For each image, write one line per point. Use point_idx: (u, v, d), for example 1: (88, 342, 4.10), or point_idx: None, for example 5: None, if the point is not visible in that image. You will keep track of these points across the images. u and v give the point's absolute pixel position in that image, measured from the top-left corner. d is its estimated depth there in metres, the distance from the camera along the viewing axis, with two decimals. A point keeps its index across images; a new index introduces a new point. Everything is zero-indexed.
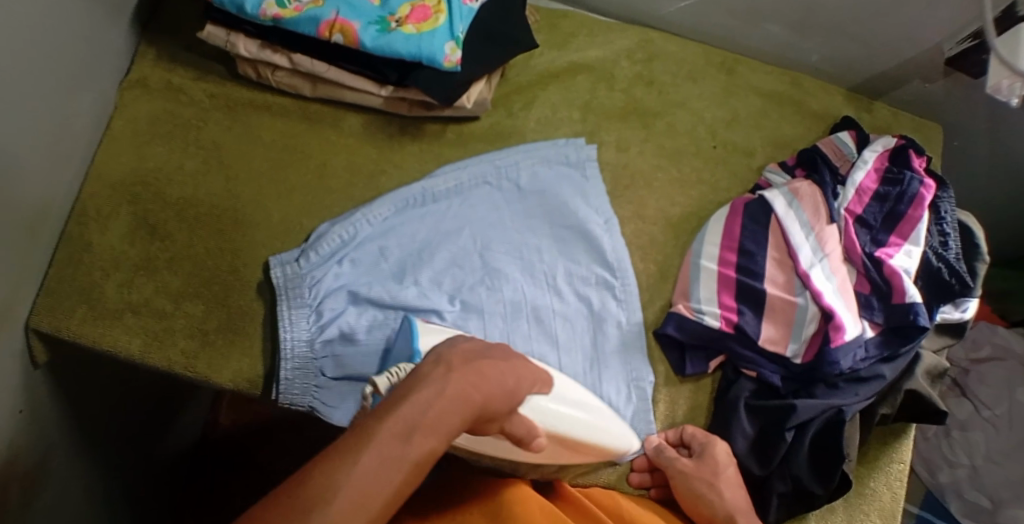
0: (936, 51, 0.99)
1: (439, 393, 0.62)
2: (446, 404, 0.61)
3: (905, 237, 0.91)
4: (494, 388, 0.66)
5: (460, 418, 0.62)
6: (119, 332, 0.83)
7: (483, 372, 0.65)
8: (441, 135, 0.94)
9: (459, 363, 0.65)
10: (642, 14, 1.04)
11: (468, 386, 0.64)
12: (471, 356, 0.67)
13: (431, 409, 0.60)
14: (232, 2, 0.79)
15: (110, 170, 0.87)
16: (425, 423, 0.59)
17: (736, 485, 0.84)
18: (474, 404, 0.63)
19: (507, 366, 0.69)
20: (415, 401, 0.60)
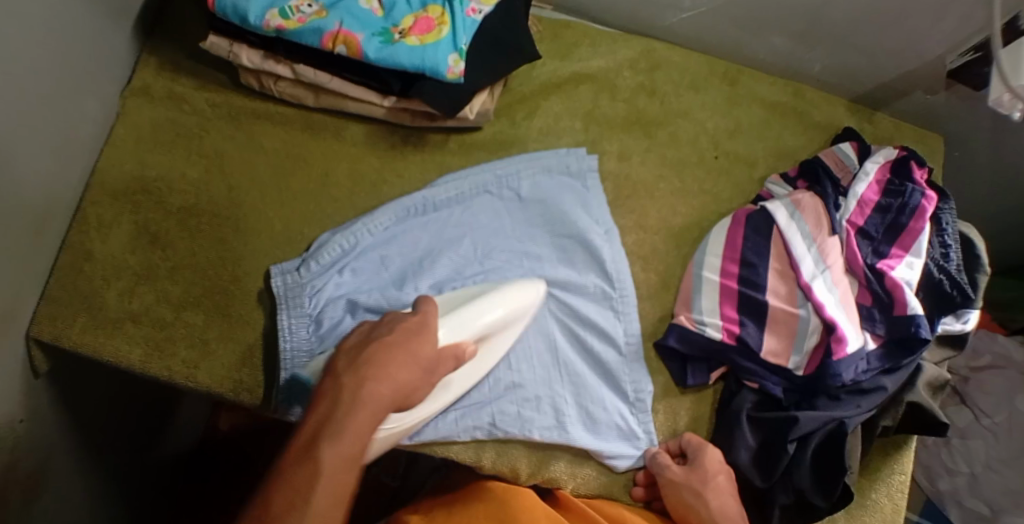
0: (939, 63, 0.99)
1: (345, 399, 0.69)
2: (346, 412, 0.69)
3: (906, 248, 0.91)
4: (387, 373, 0.72)
5: (366, 418, 0.69)
6: (120, 341, 0.83)
7: (370, 365, 0.72)
8: (444, 144, 0.94)
9: (347, 366, 0.72)
10: (645, 24, 1.04)
11: (359, 388, 0.70)
12: (360, 347, 0.73)
13: (335, 421, 0.68)
14: (236, 12, 0.79)
15: (112, 178, 0.87)
16: (335, 436, 0.67)
17: (725, 494, 0.83)
18: (379, 400, 0.70)
19: (400, 342, 0.74)
20: (318, 414, 0.69)
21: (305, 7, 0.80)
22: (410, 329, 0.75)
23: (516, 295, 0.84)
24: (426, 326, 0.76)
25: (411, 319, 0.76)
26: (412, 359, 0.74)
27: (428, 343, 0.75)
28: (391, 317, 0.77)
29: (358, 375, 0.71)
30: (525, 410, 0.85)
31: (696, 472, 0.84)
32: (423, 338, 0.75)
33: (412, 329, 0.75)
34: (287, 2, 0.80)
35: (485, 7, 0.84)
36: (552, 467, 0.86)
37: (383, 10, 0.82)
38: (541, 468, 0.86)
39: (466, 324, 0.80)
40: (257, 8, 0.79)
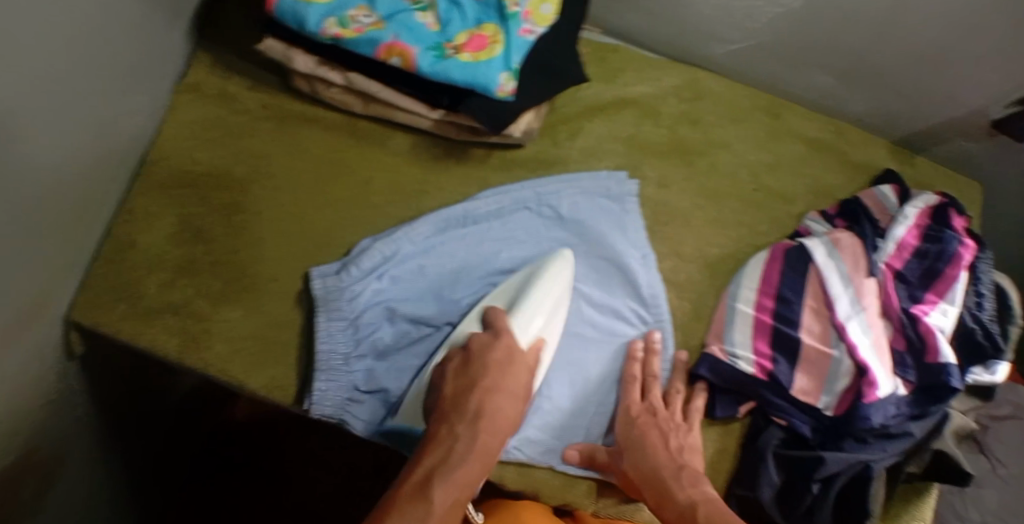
0: (984, 113, 0.99)
1: (462, 448, 0.71)
2: (460, 462, 0.70)
3: (941, 295, 0.90)
4: (497, 416, 0.73)
5: (481, 462, 0.71)
6: (156, 331, 0.83)
7: (483, 413, 0.73)
8: (486, 160, 0.94)
9: (459, 414, 0.73)
10: (691, 54, 1.05)
11: (473, 435, 0.71)
12: (463, 393, 0.75)
13: (451, 466, 0.69)
14: (294, 18, 0.81)
15: (160, 171, 0.88)
16: (449, 481, 0.68)
17: (654, 480, 0.79)
18: (491, 442, 0.72)
19: (495, 379, 0.75)
20: (432, 459, 0.70)
21: (363, 17, 0.81)
22: (502, 363, 0.76)
23: (555, 277, 0.86)
24: (514, 359, 0.77)
25: (496, 350, 0.77)
26: (508, 397, 0.75)
27: (519, 373, 0.77)
28: (481, 346, 0.78)
29: (473, 424, 0.72)
30: (551, 435, 0.86)
31: (634, 406, 0.85)
32: (513, 372, 0.76)
33: (502, 362, 0.77)
34: (346, 12, 0.81)
35: (539, 29, 0.84)
36: (571, 488, 0.86)
37: (438, 25, 0.83)
38: (560, 488, 0.86)
39: (535, 319, 0.82)
40: (316, 16, 0.80)
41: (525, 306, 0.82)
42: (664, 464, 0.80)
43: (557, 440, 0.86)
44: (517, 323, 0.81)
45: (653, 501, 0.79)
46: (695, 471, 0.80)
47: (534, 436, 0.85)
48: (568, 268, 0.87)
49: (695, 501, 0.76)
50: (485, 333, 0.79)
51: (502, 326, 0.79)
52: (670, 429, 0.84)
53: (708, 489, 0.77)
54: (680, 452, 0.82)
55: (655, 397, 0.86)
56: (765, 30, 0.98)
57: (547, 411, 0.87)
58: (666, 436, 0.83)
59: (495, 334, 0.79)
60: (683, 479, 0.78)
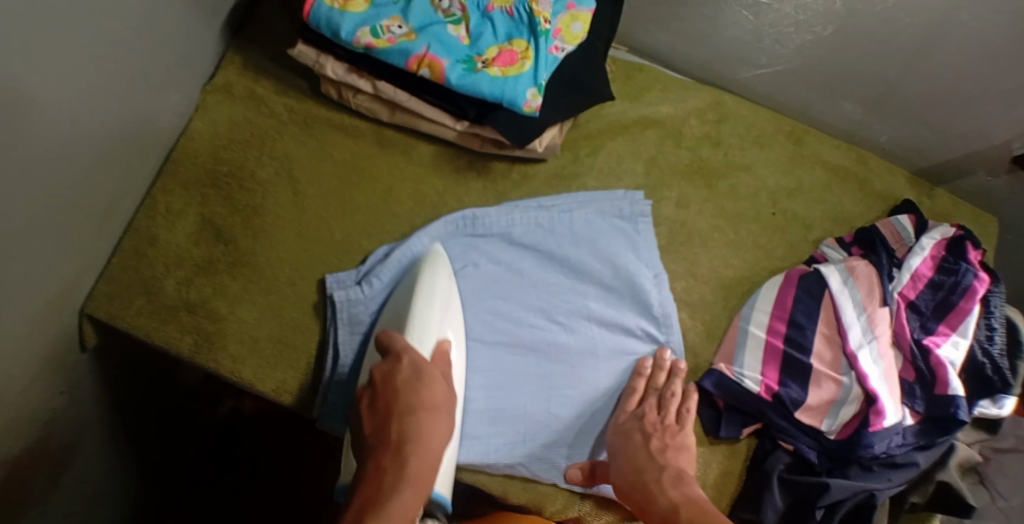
0: (1005, 148, 0.99)
1: (392, 480, 0.71)
2: (394, 491, 0.70)
3: (953, 328, 0.91)
4: (421, 442, 0.74)
5: (419, 486, 0.71)
6: (172, 328, 0.84)
7: (408, 441, 0.74)
8: (508, 173, 0.95)
9: (384, 446, 0.74)
10: (716, 76, 1.06)
11: (399, 464, 0.72)
12: (383, 424, 0.75)
13: (385, 494, 0.70)
14: (329, 26, 0.82)
15: (185, 169, 0.89)
16: (383, 516, 0.69)
17: (638, 482, 0.81)
18: (424, 467, 0.73)
19: (408, 405, 0.76)
20: (366, 493, 0.71)
21: (396, 27, 0.82)
22: (411, 383, 0.76)
23: (435, 274, 0.84)
24: (421, 374, 0.77)
25: (403, 369, 0.76)
26: (430, 416, 0.76)
27: (432, 388, 0.77)
28: (383, 375, 0.77)
29: (399, 453, 0.73)
30: (555, 451, 0.86)
31: (623, 415, 0.87)
32: (425, 389, 0.76)
33: (410, 381, 0.76)
34: (379, 22, 0.82)
35: (568, 46, 0.85)
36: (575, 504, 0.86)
37: (469, 38, 0.84)
38: (564, 504, 0.86)
39: (430, 324, 0.81)
40: (350, 24, 0.81)
41: (418, 312, 0.81)
42: (648, 467, 0.82)
43: (563, 457, 0.86)
44: (412, 335, 0.79)
45: (636, 503, 0.81)
46: (678, 473, 0.82)
47: (539, 454, 0.86)
48: (443, 263, 0.86)
49: (676, 503, 0.78)
50: (385, 360, 0.77)
51: (400, 345, 0.77)
52: (657, 430, 0.85)
53: (689, 491, 0.79)
54: (663, 453, 0.84)
55: (648, 402, 0.87)
56: (792, 56, 0.98)
57: (555, 428, 0.87)
58: (651, 438, 0.85)
59: (394, 359, 0.77)
60: (664, 481, 0.81)
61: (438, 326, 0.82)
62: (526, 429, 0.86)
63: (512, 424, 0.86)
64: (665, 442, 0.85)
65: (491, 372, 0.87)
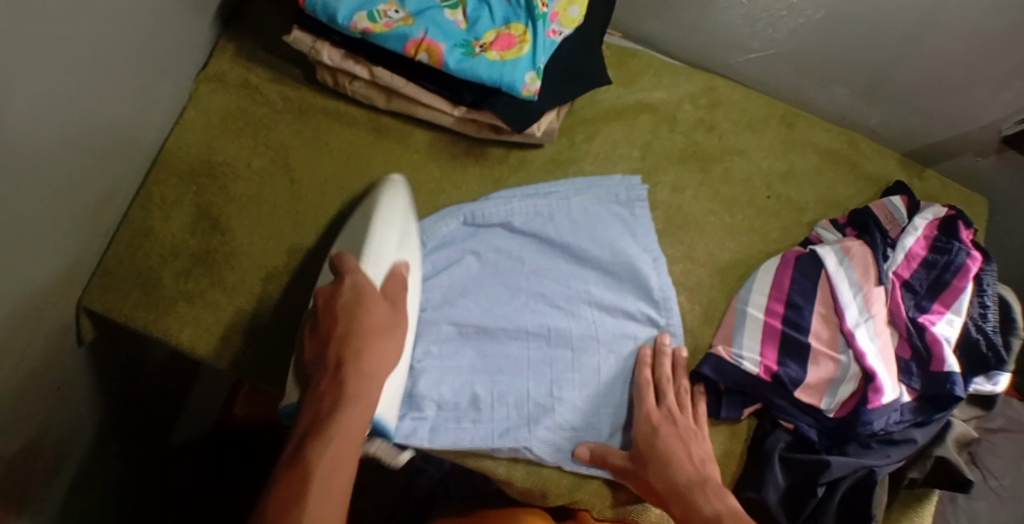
0: (994, 129, 1.01)
1: (331, 401, 0.70)
2: (334, 411, 0.69)
3: (947, 305, 0.92)
4: (365, 361, 0.72)
5: (360, 411, 0.70)
6: (171, 320, 0.84)
7: (346, 362, 0.71)
8: (504, 160, 0.95)
9: (322, 368, 0.72)
10: (710, 61, 1.06)
11: (338, 386, 0.70)
12: (321, 350, 0.73)
13: (324, 419, 0.69)
14: (325, 12, 0.81)
15: (179, 159, 0.89)
16: (325, 435, 0.68)
17: (673, 488, 0.81)
18: (368, 383, 0.71)
19: (348, 328, 0.73)
20: (307, 418, 0.69)
21: (393, 12, 0.82)
22: (352, 308, 0.74)
23: (392, 205, 0.85)
24: (363, 298, 0.75)
25: (345, 292, 0.75)
26: (377, 339, 0.73)
27: (374, 314, 0.75)
28: (326, 299, 0.75)
29: (338, 372, 0.71)
30: (558, 436, 0.87)
31: (653, 413, 0.87)
32: (367, 313, 0.74)
33: (352, 304, 0.74)
34: (376, 6, 0.82)
35: (566, 30, 0.85)
36: (579, 487, 0.87)
37: (466, 23, 0.84)
38: (569, 487, 0.87)
39: (387, 248, 0.82)
40: (347, 9, 0.81)
41: (375, 238, 0.82)
42: (687, 478, 0.82)
43: (567, 440, 0.87)
44: (367, 262, 0.80)
45: (676, 512, 0.80)
46: (717, 484, 0.81)
47: (543, 439, 0.86)
48: (402, 194, 0.87)
49: (719, 513, 0.77)
50: (331, 283, 0.76)
51: (349, 267, 0.77)
52: (691, 438, 0.86)
53: (732, 502, 0.79)
54: (702, 464, 0.83)
55: (670, 402, 0.87)
56: (785, 40, 0.99)
57: (559, 414, 0.87)
58: (689, 448, 0.84)
59: (339, 280, 0.76)
60: (706, 490, 0.80)
61: (395, 251, 0.82)
62: (530, 413, 0.86)
63: (515, 409, 0.86)
64: (703, 454, 0.85)
65: (494, 359, 0.88)
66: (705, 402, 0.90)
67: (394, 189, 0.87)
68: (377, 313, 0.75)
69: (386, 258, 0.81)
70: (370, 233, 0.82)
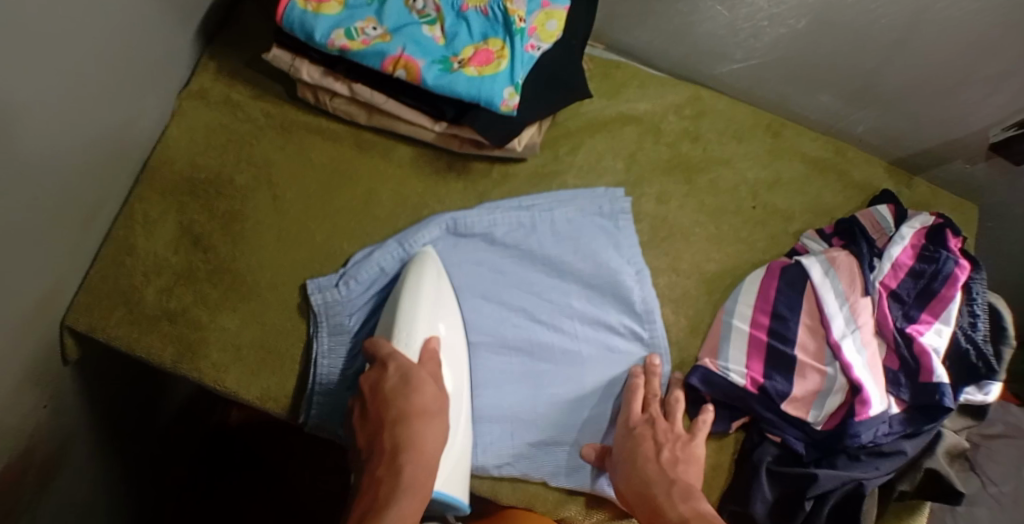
0: (981, 135, 1.00)
1: (387, 487, 0.70)
2: (388, 497, 0.69)
3: (936, 315, 0.91)
4: (415, 443, 0.72)
5: (413, 499, 0.69)
6: (154, 338, 0.84)
7: (400, 450, 0.72)
8: (488, 173, 0.95)
9: (376, 457, 0.72)
10: (694, 72, 1.06)
11: (395, 474, 0.70)
12: (376, 435, 0.74)
13: (381, 506, 0.69)
14: (303, 29, 0.82)
15: (162, 177, 0.89)
16: (381, 522, 0.67)
17: (643, 491, 0.79)
18: (419, 474, 0.71)
19: (400, 412, 0.74)
20: (360, 508, 0.69)
21: (370, 29, 0.83)
22: (399, 389, 0.75)
23: (423, 275, 0.85)
24: (409, 379, 0.76)
25: (390, 376, 0.76)
26: (418, 422, 0.73)
27: (422, 393, 0.75)
28: (371, 384, 0.76)
29: (393, 463, 0.71)
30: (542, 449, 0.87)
31: (634, 417, 0.85)
32: (415, 394, 0.75)
33: (399, 387, 0.75)
34: (354, 24, 0.82)
35: (545, 44, 0.85)
36: (566, 502, 0.87)
37: (444, 39, 0.84)
38: (556, 502, 0.87)
39: (416, 325, 0.81)
40: (324, 27, 0.82)
41: (404, 316, 0.81)
42: (657, 482, 0.79)
43: (551, 455, 0.87)
44: (398, 340, 0.80)
45: (646, 517, 0.77)
46: (688, 486, 0.78)
47: (526, 452, 0.86)
48: (433, 264, 0.87)
49: (685, 517, 0.74)
50: (373, 366, 0.77)
51: (385, 352, 0.77)
52: (669, 440, 0.83)
53: (700, 505, 0.75)
54: (673, 466, 0.80)
55: (655, 409, 0.86)
56: (768, 50, 0.99)
57: (544, 428, 0.87)
58: (662, 450, 0.82)
59: (381, 365, 0.77)
60: (674, 495, 0.77)
61: (426, 325, 0.82)
62: (513, 427, 0.87)
63: (499, 426, 0.87)
64: (676, 454, 0.82)
65: (476, 376, 0.88)
66: (683, 394, 0.88)
67: (430, 257, 0.87)
68: (426, 387, 0.76)
69: (418, 331, 0.81)
70: (400, 313, 0.82)
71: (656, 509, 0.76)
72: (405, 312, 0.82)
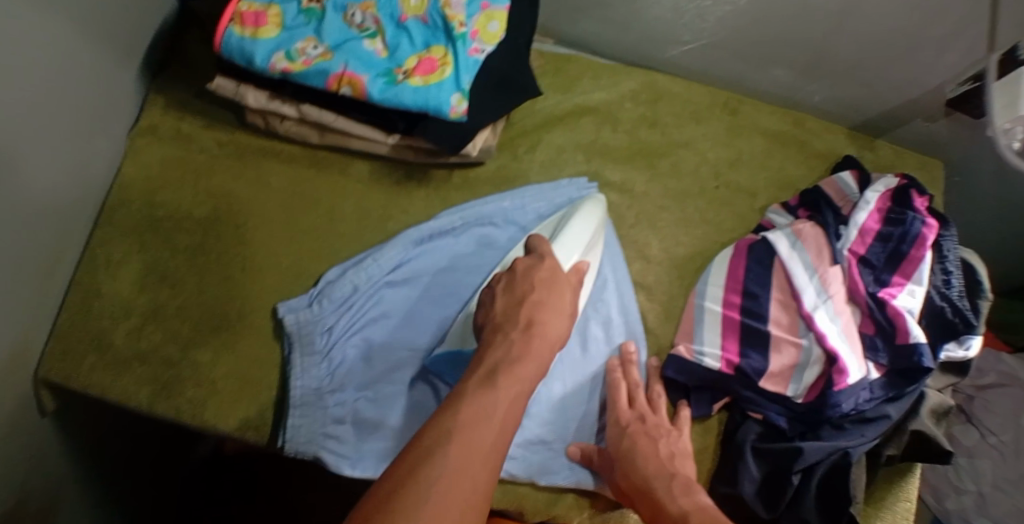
0: (939, 92, 0.99)
1: (520, 345, 0.69)
2: (523, 354, 0.68)
3: (908, 276, 0.91)
4: (549, 325, 0.72)
5: (537, 365, 0.68)
6: (129, 380, 0.83)
7: (534, 323, 0.71)
8: (448, 179, 0.94)
9: (512, 323, 0.72)
10: (646, 57, 1.06)
11: (528, 338, 0.70)
12: (513, 306, 0.73)
13: (515, 359, 0.68)
14: (242, 55, 0.82)
15: (120, 218, 0.88)
16: (514, 371, 0.67)
17: (645, 488, 0.79)
18: (547, 343, 0.70)
19: (544, 296, 0.74)
20: (494, 356, 0.68)
21: (311, 49, 0.83)
22: (548, 280, 0.76)
23: (591, 213, 0.91)
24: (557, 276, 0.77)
25: (545, 266, 0.77)
26: (548, 311, 0.73)
27: (563, 294, 0.75)
28: (526, 266, 0.77)
29: (526, 330, 0.70)
30: (530, 452, 0.86)
31: (623, 415, 0.86)
32: (557, 291, 0.75)
33: (549, 278, 0.76)
34: (293, 45, 0.82)
35: (488, 47, 0.85)
36: (557, 500, 0.87)
37: (387, 51, 0.84)
38: (547, 502, 0.87)
39: (575, 246, 0.86)
40: (263, 51, 0.82)
41: (568, 234, 0.87)
42: (656, 476, 0.79)
43: (539, 454, 0.86)
44: (560, 250, 0.85)
45: (647, 512, 0.77)
46: (687, 480, 0.78)
47: (514, 453, 0.85)
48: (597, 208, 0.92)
49: (686, 509, 0.73)
50: (529, 256, 0.79)
51: (545, 249, 0.80)
52: (661, 436, 0.84)
53: (701, 497, 0.75)
54: (671, 460, 0.81)
55: (641, 404, 0.87)
56: (713, 28, 0.98)
57: (528, 428, 0.87)
58: (658, 446, 0.83)
59: (539, 257, 0.78)
60: (674, 489, 0.76)
61: (582, 253, 0.87)
62: None
63: None
64: (672, 449, 0.83)
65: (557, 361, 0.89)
66: (663, 388, 0.89)
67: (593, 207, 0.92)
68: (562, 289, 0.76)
69: (576, 253, 0.87)
70: (564, 231, 0.87)
71: (659, 502, 0.76)
72: (568, 233, 0.87)
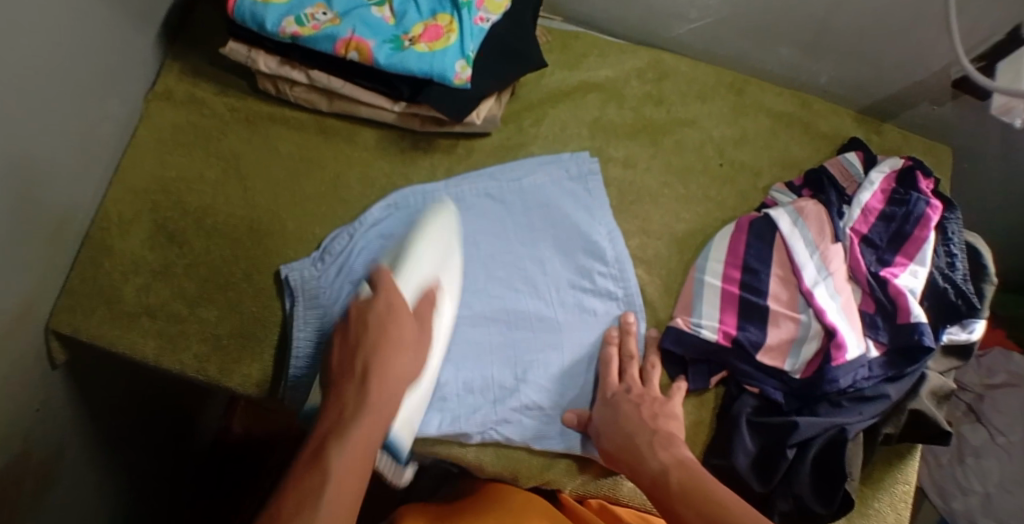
0: (944, 73, 1.00)
1: (354, 409, 0.72)
2: (352, 417, 0.71)
3: (910, 257, 0.91)
4: (384, 371, 0.74)
5: (377, 417, 0.72)
6: (136, 335, 0.85)
7: (370, 370, 0.74)
8: (452, 149, 0.96)
9: (348, 374, 0.74)
10: (653, 36, 1.07)
11: (357, 394, 0.73)
12: (350, 355, 0.75)
13: (345, 421, 0.71)
14: (254, 20, 0.84)
15: (134, 177, 0.91)
16: (344, 439, 0.69)
17: (627, 448, 0.81)
18: (381, 399, 0.73)
19: (379, 334, 0.75)
20: (326, 423, 0.72)
21: (320, 14, 0.85)
22: (380, 318, 0.76)
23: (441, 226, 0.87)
24: (394, 308, 0.77)
25: (376, 308, 0.77)
26: (393, 353, 0.75)
27: (401, 327, 0.76)
28: (359, 308, 0.77)
29: (360, 384, 0.73)
30: (524, 417, 0.87)
31: (612, 387, 0.87)
32: (395, 325, 0.76)
33: (383, 313, 0.76)
34: (303, 10, 0.85)
35: (493, 16, 0.89)
36: (551, 466, 0.87)
37: (394, 18, 0.87)
38: (539, 468, 0.87)
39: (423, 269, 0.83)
40: (274, 15, 0.84)
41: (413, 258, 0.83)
42: (637, 431, 0.81)
43: (535, 419, 0.87)
44: (400, 279, 0.81)
45: (629, 473, 0.80)
46: (668, 435, 0.81)
47: (509, 418, 0.86)
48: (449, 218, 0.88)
49: (666, 465, 0.77)
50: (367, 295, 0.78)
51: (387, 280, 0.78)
52: (646, 399, 0.85)
53: (681, 452, 0.79)
54: (652, 419, 0.83)
55: (630, 376, 0.87)
56: (720, 7, 0.99)
57: (523, 394, 0.87)
58: (639, 407, 0.84)
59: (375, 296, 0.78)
60: (655, 445, 0.80)
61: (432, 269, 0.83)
62: (495, 395, 0.86)
63: (474, 394, 0.86)
64: (653, 409, 0.84)
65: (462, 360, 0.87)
66: (659, 358, 0.90)
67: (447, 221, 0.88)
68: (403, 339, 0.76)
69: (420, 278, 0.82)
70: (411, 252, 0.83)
71: (641, 468, 0.79)
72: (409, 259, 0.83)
